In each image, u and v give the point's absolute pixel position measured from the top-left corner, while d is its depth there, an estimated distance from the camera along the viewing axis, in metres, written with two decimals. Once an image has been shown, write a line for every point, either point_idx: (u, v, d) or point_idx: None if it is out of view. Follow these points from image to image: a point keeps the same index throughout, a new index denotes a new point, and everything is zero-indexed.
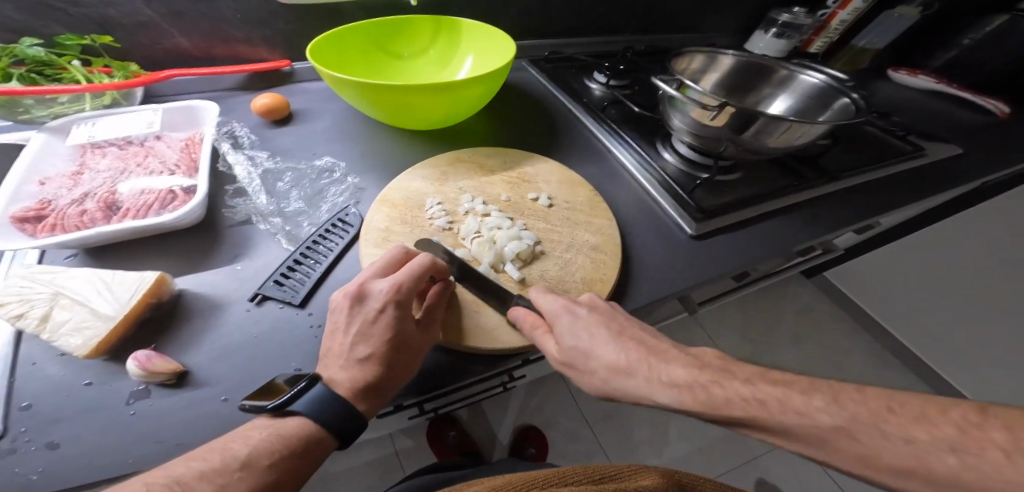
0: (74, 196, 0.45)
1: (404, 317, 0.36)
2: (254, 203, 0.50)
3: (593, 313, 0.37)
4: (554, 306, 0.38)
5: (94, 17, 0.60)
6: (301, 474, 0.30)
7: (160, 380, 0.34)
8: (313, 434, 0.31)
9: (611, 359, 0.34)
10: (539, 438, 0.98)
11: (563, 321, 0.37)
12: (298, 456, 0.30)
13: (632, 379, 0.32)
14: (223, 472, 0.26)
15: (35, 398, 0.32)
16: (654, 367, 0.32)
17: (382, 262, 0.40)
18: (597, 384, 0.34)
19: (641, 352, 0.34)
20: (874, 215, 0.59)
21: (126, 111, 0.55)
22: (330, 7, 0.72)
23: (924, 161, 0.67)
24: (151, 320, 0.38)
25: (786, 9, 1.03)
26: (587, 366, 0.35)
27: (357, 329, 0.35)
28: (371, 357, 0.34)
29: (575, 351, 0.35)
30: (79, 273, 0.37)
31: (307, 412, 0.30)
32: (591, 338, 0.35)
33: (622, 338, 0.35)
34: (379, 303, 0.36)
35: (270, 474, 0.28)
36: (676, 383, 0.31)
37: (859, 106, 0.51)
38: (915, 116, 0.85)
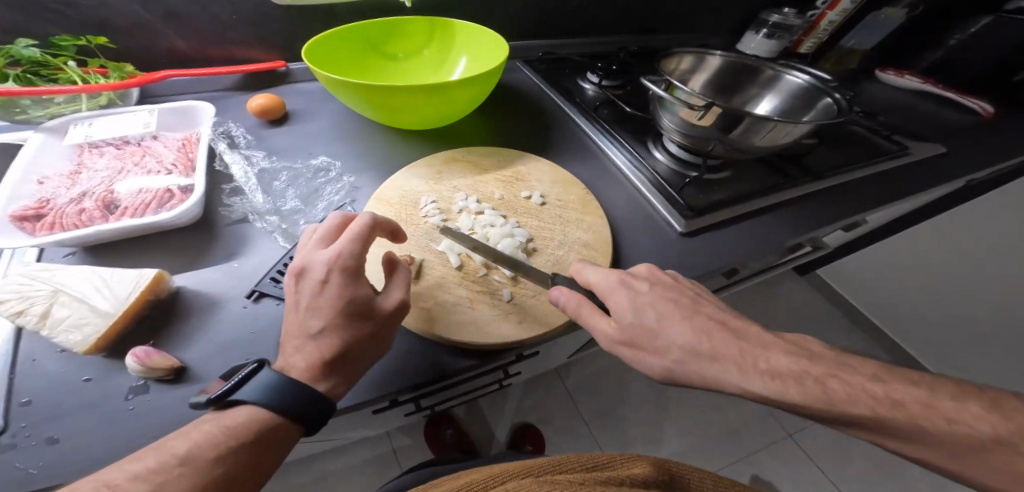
0: (71, 195, 0.45)
1: (349, 282, 0.35)
2: (251, 202, 0.51)
3: (655, 290, 0.39)
4: (607, 280, 0.39)
5: (89, 18, 0.61)
6: (263, 464, 0.28)
7: (158, 376, 0.34)
8: (268, 423, 0.29)
9: (685, 340, 0.35)
10: (537, 436, 0.99)
11: (625, 297, 0.37)
12: (253, 446, 0.28)
13: (715, 361, 0.34)
14: (161, 470, 0.25)
15: (36, 393, 0.33)
16: (735, 349, 0.34)
17: (321, 232, 0.38)
18: (664, 365, 0.35)
19: (720, 333, 0.36)
20: (860, 213, 0.61)
21: (122, 112, 0.56)
22: (325, 8, 0.73)
23: (909, 160, 0.69)
24: (150, 317, 0.39)
25: (776, 10, 1.05)
26: (654, 345, 0.35)
27: (307, 303, 0.35)
28: (323, 328, 0.33)
29: (640, 329, 0.36)
30: (78, 271, 0.38)
31: (259, 400, 0.29)
32: (657, 318, 0.36)
33: (693, 317, 0.36)
34: (321, 273, 0.35)
35: (219, 468, 0.26)
36: (774, 372, 0.33)
37: (841, 106, 0.52)
38: (902, 115, 0.87)
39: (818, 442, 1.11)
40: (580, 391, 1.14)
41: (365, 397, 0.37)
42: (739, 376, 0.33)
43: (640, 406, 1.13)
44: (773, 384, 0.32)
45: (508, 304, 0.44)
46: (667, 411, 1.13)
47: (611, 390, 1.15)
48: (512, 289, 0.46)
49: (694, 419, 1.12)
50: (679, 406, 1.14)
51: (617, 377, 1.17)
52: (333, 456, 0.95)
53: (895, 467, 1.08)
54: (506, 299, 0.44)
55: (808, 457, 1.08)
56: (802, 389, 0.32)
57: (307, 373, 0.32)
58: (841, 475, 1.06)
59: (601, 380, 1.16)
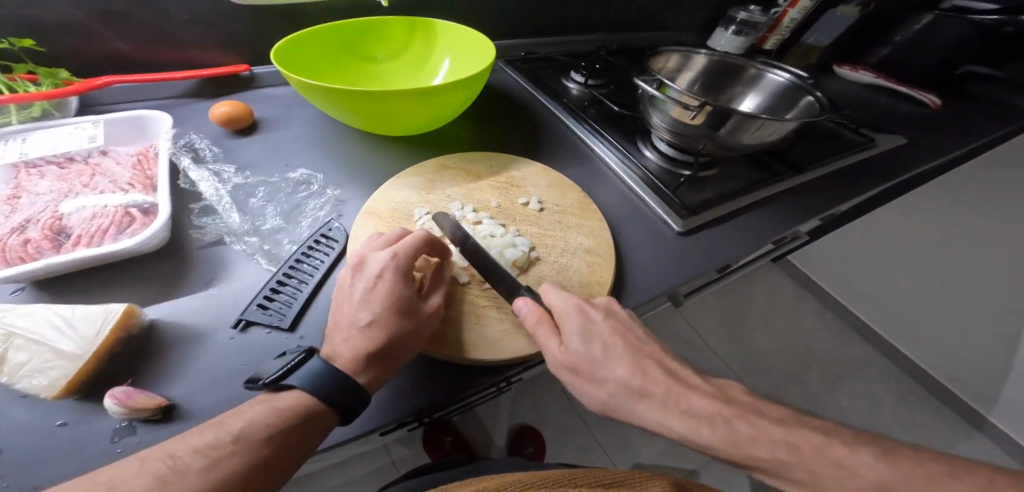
0: (13, 224, 0.39)
1: (404, 284, 0.37)
2: (224, 223, 0.46)
3: (608, 319, 0.39)
4: (566, 305, 0.39)
5: (12, 18, 0.53)
6: (303, 449, 0.29)
7: (144, 416, 0.30)
8: (314, 409, 0.30)
9: (623, 375, 0.35)
10: (539, 439, 0.99)
11: (577, 322, 0.37)
12: (296, 428, 0.29)
13: (648, 400, 0.34)
14: (218, 445, 0.26)
15: (3, 443, 0.28)
16: (665, 394, 0.35)
17: (382, 238, 0.42)
18: (602, 396, 0.35)
19: (654, 372, 0.36)
20: (839, 204, 0.64)
21: (64, 123, 0.49)
22: (290, 8, 0.67)
23: (875, 151, 0.73)
24: (122, 355, 0.34)
25: (742, 8, 1.09)
26: (597, 374, 0.35)
27: (360, 295, 0.37)
28: (371, 322, 0.35)
29: (584, 357, 0.36)
30: (31, 310, 0.32)
31: (307, 387, 0.30)
32: (603, 350, 0.36)
33: (637, 356, 0.37)
34: (378, 268, 0.37)
35: (266, 449, 0.27)
36: (693, 414, 0.34)
37: (822, 104, 0.54)
38: (862, 108, 0.92)
39: None
40: None
41: (378, 424, 0.34)
42: (665, 421, 0.33)
43: None
44: (694, 431, 0.33)
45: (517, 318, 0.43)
46: None
47: None
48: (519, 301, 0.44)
49: None
50: None
51: None
52: (327, 476, 0.90)
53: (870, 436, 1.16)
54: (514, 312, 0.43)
55: None
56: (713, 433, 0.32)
57: (350, 362, 0.33)
58: None
59: None
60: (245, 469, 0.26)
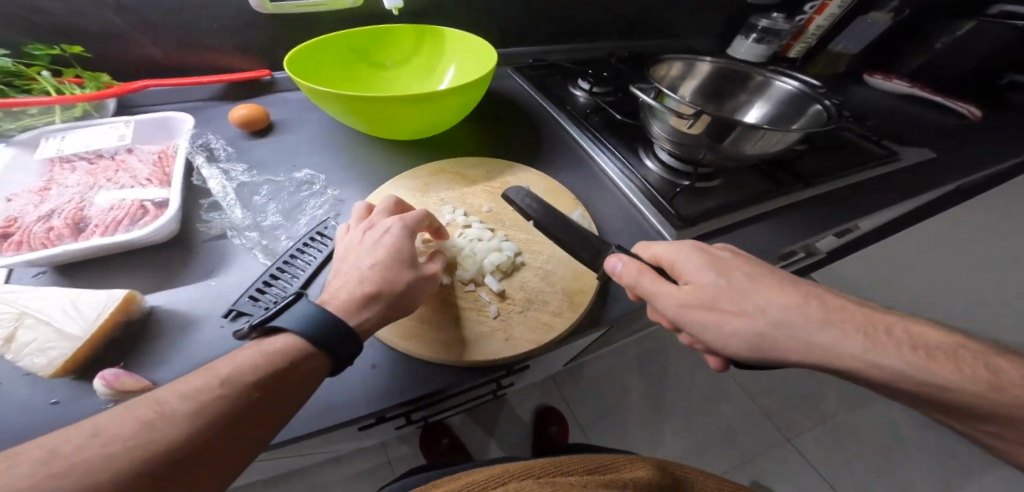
0: (40, 213, 0.43)
1: (409, 241, 0.41)
2: (228, 218, 0.49)
3: (737, 258, 0.38)
4: (679, 249, 0.39)
5: (61, 26, 0.59)
6: (294, 393, 0.29)
7: (129, 397, 0.32)
8: (304, 351, 0.30)
9: (788, 302, 0.33)
10: (558, 414, 1.04)
11: (696, 260, 0.37)
12: (284, 372, 0.29)
13: (832, 328, 0.31)
14: (205, 389, 0.26)
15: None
16: (845, 319, 0.32)
17: (385, 204, 0.46)
18: (758, 329, 0.33)
19: (830, 302, 0.33)
20: (850, 220, 0.61)
21: (98, 123, 0.54)
22: (308, 17, 0.72)
23: (898, 167, 0.69)
24: (120, 339, 0.36)
25: (764, 16, 1.06)
26: (744, 306, 0.34)
27: (369, 245, 0.40)
28: (372, 266, 0.37)
29: (724, 289, 0.35)
30: (47, 293, 0.36)
31: (297, 329, 0.31)
32: (747, 280, 0.35)
33: (795, 286, 0.35)
34: (389, 225, 0.41)
35: (256, 392, 0.27)
36: (915, 345, 0.30)
37: (830, 112, 0.52)
38: (890, 118, 0.87)
39: (819, 448, 1.10)
40: (576, 398, 1.12)
41: (348, 417, 0.35)
42: (865, 345, 0.30)
43: (638, 411, 1.12)
44: (907, 354, 0.30)
45: (496, 321, 0.43)
46: (665, 416, 1.11)
47: (607, 395, 1.13)
48: (499, 304, 0.44)
49: (692, 424, 1.11)
50: (677, 410, 1.13)
51: (614, 383, 1.16)
52: (324, 469, 0.92)
53: (897, 472, 1.07)
54: (493, 315, 0.43)
55: (810, 465, 1.07)
56: (941, 362, 0.30)
57: (343, 306, 0.34)
58: (842, 480, 1.05)
59: (598, 386, 1.15)
60: (234, 410, 0.26)
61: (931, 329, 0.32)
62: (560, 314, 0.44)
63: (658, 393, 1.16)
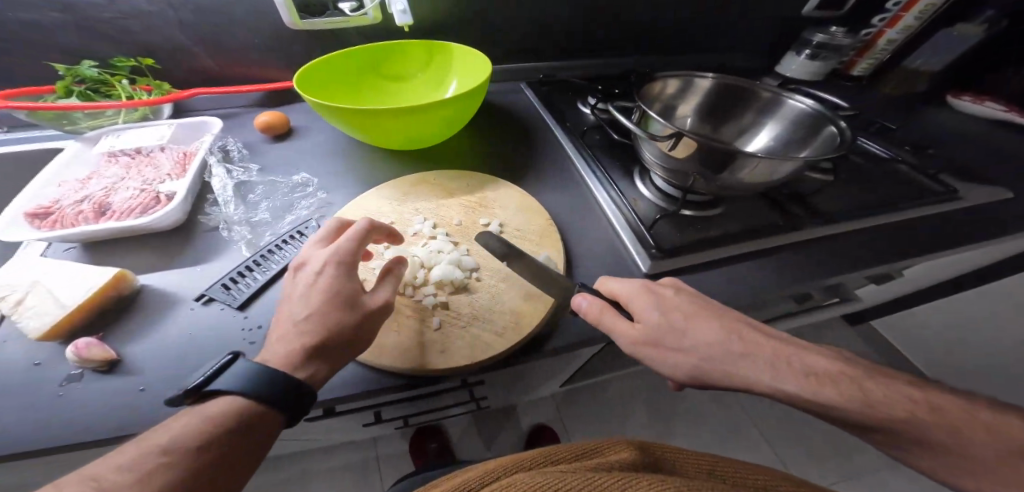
0: (76, 198, 0.51)
1: (340, 279, 0.39)
2: (224, 212, 0.54)
3: (680, 293, 0.39)
4: (631, 287, 0.40)
5: (137, 42, 0.71)
6: (246, 452, 0.30)
7: (94, 366, 0.37)
8: (253, 412, 0.31)
9: (712, 338, 0.36)
10: (555, 437, 1.00)
11: (646, 298, 0.38)
12: (234, 432, 0.30)
13: (748, 361, 0.34)
14: (147, 458, 0.27)
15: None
16: (761, 351, 0.34)
17: (319, 237, 0.44)
18: (692, 363, 0.35)
19: (750, 335, 0.36)
20: (885, 263, 0.51)
21: (147, 125, 0.63)
22: (336, 33, 0.78)
23: (958, 205, 0.57)
24: (106, 312, 0.42)
25: (821, 29, 0.95)
26: (680, 342, 0.36)
27: (300, 292, 0.38)
28: (306, 316, 0.36)
29: (664, 326, 0.37)
30: (58, 268, 0.43)
31: (238, 390, 0.31)
32: (683, 317, 0.37)
33: (721, 320, 0.37)
34: (318, 266, 0.39)
35: (206, 455, 0.28)
36: (809, 371, 0.33)
37: (845, 137, 0.45)
38: (969, 148, 0.73)
39: None
40: (574, 423, 1.07)
41: None
42: (774, 375, 0.33)
43: None
44: (809, 382, 0.32)
45: (436, 331, 0.42)
46: None
47: (607, 425, 1.07)
48: (443, 315, 0.44)
49: None
50: None
51: (616, 413, 1.09)
52: (318, 456, 0.98)
53: None
54: (434, 326, 0.43)
55: None
56: (842, 390, 0.32)
57: (286, 359, 0.34)
58: None
59: (599, 414, 1.09)
60: (191, 477, 0.27)
61: (820, 358, 0.34)
62: (502, 333, 0.42)
63: (665, 432, 1.07)
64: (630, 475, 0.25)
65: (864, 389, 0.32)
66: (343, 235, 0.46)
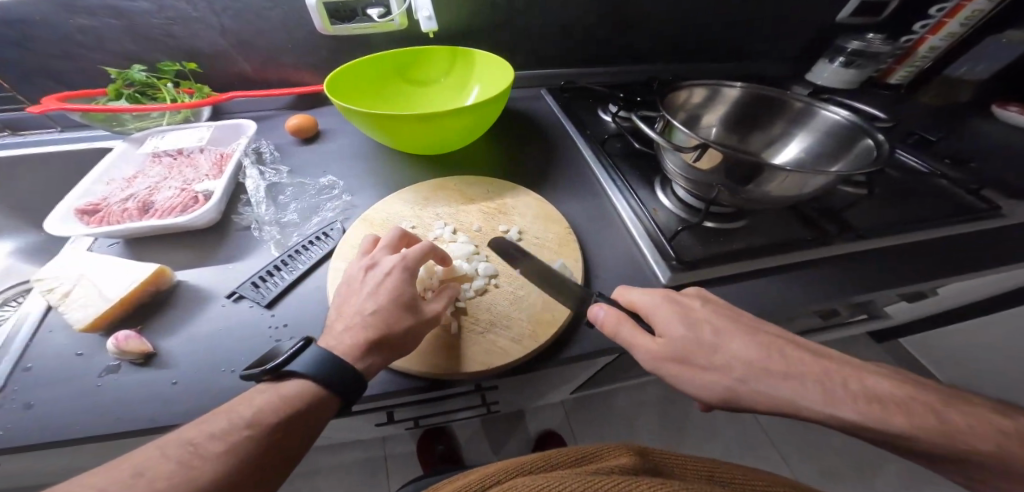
0: (122, 196, 0.55)
1: (408, 281, 0.42)
2: (255, 212, 0.57)
3: (706, 306, 0.39)
4: (652, 299, 0.40)
5: (182, 47, 0.75)
6: (307, 431, 0.34)
7: (133, 358, 0.39)
8: (317, 397, 0.35)
9: (743, 355, 0.35)
10: (563, 443, 1.00)
11: (669, 312, 0.38)
12: (301, 414, 0.34)
13: (788, 379, 0.34)
14: (232, 430, 0.32)
15: (37, 362, 0.39)
16: (806, 371, 0.34)
17: (386, 240, 0.47)
18: (729, 383, 0.34)
19: (784, 350, 0.36)
20: (919, 282, 0.49)
21: (188, 127, 0.67)
22: (365, 38, 0.81)
23: (1003, 223, 0.54)
24: (145, 306, 0.44)
25: (856, 35, 0.92)
26: (710, 360, 0.35)
27: (369, 289, 0.42)
28: (375, 312, 0.40)
29: (696, 344, 0.36)
30: (102, 264, 0.45)
31: (305, 373, 0.35)
32: (713, 333, 0.36)
33: (754, 336, 0.37)
34: (387, 268, 0.43)
35: (275, 434, 0.33)
36: (870, 395, 0.32)
37: (882, 151, 0.43)
38: (1017, 161, 0.69)
39: None
40: (583, 430, 1.07)
41: None
42: (826, 398, 0.32)
43: None
44: (865, 404, 0.32)
45: (454, 336, 0.43)
46: None
47: (616, 434, 1.06)
48: (460, 320, 0.45)
49: None
50: None
51: (625, 422, 1.08)
52: (330, 451, 1.00)
53: None
54: (452, 331, 0.43)
55: None
56: (895, 415, 0.31)
57: (350, 350, 0.37)
58: None
59: (609, 422, 1.08)
60: (256, 453, 0.32)
61: (881, 381, 0.34)
62: (519, 341, 0.43)
63: (675, 444, 1.05)
64: (630, 478, 0.26)
65: (935, 416, 0.32)
66: (406, 241, 0.49)
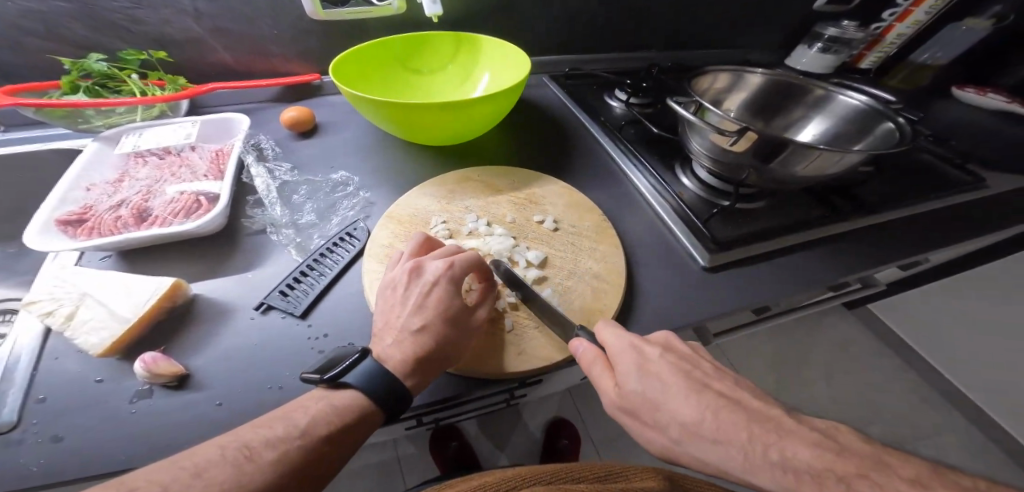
0: (111, 202, 0.49)
1: (454, 293, 0.40)
2: (269, 214, 0.52)
3: (668, 355, 0.33)
4: (618, 342, 0.34)
5: (150, 33, 0.66)
6: (351, 443, 0.32)
7: (164, 381, 0.35)
8: (367, 410, 0.33)
9: (688, 416, 0.29)
10: (574, 429, 1.01)
11: (625, 360, 0.33)
12: (349, 429, 0.32)
13: (719, 445, 0.27)
14: (286, 439, 0.29)
15: (52, 392, 0.34)
16: (742, 435, 0.28)
17: (443, 250, 0.45)
18: (664, 443, 0.30)
19: (731, 413, 0.29)
20: (921, 252, 0.54)
21: (170, 122, 0.59)
22: (359, 23, 0.75)
23: (986, 194, 0.60)
24: (164, 324, 0.40)
25: (834, 22, 0.97)
26: (655, 418, 0.30)
27: (414, 300, 0.40)
28: (423, 328, 0.38)
29: (642, 398, 0.31)
30: (107, 278, 0.40)
31: (361, 386, 0.34)
32: (664, 386, 0.31)
33: (700, 392, 0.31)
34: (434, 277, 0.41)
35: (327, 446, 0.31)
36: (789, 465, 0.26)
37: (904, 132, 0.47)
38: (980, 138, 0.76)
39: None
40: (592, 414, 1.09)
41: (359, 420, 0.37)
42: (745, 465, 0.26)
43: None
44: (789, 482, 0.25)
45: (511, 334, 0.42)
46: None
47: None
48: (513, 315, 0.44)
49: None
50: None
51: None
52: None
53: None
54: (508, 328, 0.42)
55: None
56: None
57: (401, 364, 0.35)
58: None
59: None
60: (301, 467, 0.29)
61: (803, 447, 0.26)
62: None
63: None
64: None
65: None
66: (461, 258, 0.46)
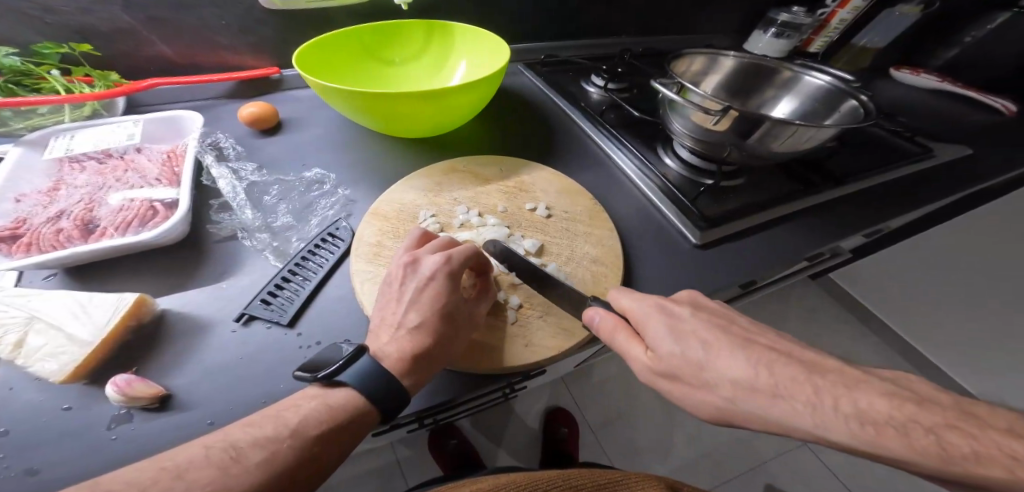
0: (49, 214, 0.42)
1: (454, 289, 0.38)
2: (239, 218, 0.48)
3: (698, 314, 0.34)
4: (643, 306, 0.35)
5: (70, 24, 0.58)
6: (343, 444, 0.30)
7: (142, 404, 0.31)
8: (360, 406, 0.31)
9: (737, 372, 0.29)
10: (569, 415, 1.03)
11: (661, 324, 0.33)
12: (342, 428, 0.30)
13: (778, 399, 0.27)
14: (275, 439, 0.27)
15: (13, 423, 0.30)
16: (801, 390, 0.27)
17: (437, 241, 0.43)
18: (719, 403, 0.29)
19: (783, 365, 0.29)
20: (884, 220, 0.58)
21: (106, 122, 0.53)
22: (319, 12, 0.70)
23: (932, 163, 0.66)
24: (133, 342, 0.35)
25: (785, 8, 1.02)
26: (700, 378, 0.30)
27: (410, 297, 0.37)
28: (420, 324, 0.36)
29: (681, 359, 0.31)
30: (57, 296, 0.34)
31: (357, 385, 0.31)
32: (704, 348, 0.31)
33: (746, 347, 0.31)
34: (430, 272, 0.38)
35: (316, 446, 0.28)
36: (865, 415, 0.25)
37: (867, 109, 0.51)
38: (918, 113, 0.84)
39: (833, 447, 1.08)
40: (585, 399, 1.10)
41: None
42: (812, 420, 0.25)
43: (648, 408, 1.10)
44: (865, 431, 0.24)
45: (513, 327, 0.41)
46: (675, 417, 1.10)
47: (616, 396, 1.11)
48: (516, 309, 0.42)
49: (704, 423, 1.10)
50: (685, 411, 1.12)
51: (622, 383, 1.14)
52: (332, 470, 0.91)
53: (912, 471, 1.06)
54: (510, 321, 0.41)
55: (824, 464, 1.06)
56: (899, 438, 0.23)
57: (398, 362, 0.33)
58: (853, 477, 1.04)
59: (608, 387, 1.13)
60: (289, 468, 0.27)
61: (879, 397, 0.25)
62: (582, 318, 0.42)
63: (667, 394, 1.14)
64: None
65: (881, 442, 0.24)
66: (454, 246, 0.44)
